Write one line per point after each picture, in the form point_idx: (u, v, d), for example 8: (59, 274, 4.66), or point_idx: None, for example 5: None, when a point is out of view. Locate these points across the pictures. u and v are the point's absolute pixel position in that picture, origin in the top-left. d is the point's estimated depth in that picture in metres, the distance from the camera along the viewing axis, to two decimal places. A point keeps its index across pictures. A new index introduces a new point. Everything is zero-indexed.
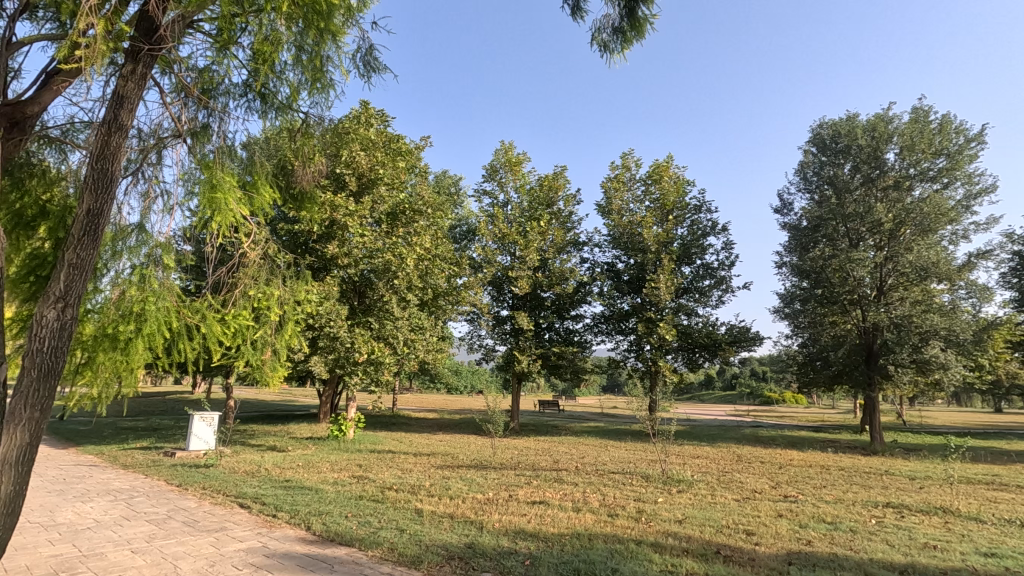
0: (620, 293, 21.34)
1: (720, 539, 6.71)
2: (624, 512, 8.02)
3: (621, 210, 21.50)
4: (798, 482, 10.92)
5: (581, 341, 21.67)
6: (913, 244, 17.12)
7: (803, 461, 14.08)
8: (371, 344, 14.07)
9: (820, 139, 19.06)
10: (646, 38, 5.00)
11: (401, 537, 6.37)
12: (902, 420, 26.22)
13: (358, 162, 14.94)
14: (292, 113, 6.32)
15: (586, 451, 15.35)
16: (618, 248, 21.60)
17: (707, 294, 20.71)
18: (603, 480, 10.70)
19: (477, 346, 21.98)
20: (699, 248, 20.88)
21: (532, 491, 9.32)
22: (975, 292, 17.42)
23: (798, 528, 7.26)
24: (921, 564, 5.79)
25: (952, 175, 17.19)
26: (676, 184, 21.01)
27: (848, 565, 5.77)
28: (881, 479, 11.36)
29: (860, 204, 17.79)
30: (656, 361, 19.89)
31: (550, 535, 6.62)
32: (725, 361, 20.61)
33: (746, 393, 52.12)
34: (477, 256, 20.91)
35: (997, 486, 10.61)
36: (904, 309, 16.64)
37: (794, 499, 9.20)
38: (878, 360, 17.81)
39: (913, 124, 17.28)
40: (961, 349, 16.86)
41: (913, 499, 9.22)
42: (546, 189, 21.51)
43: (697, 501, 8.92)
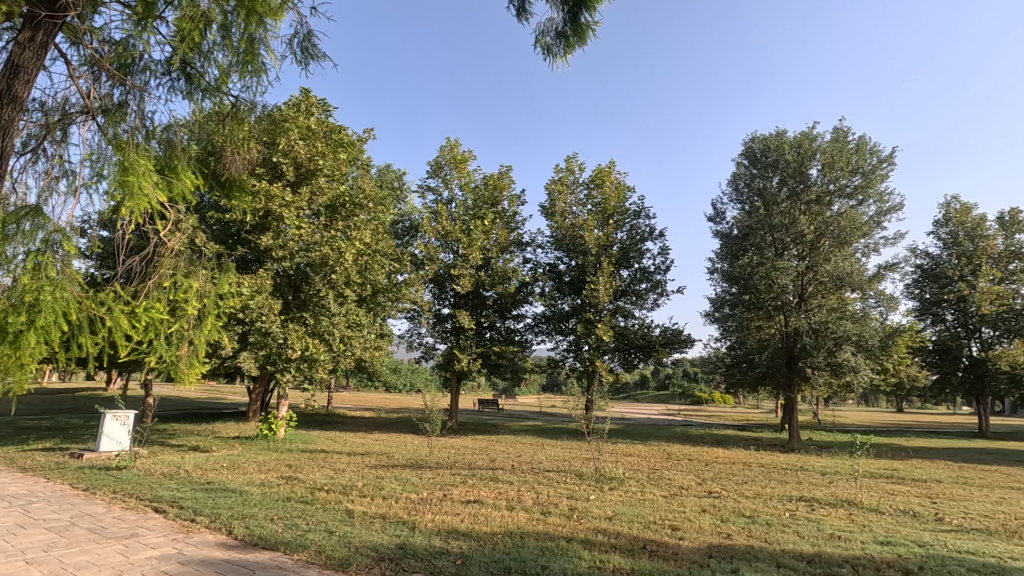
0: (561, 294, 21.64)
1: (647, 534, 6.95)
2: (557, 509, 8.15)
3: (564, 212, 21.75)
4: (722, 478, 11.49)
5: (522, 340, 21.84)
6: (830, 255, 18.27)
7: (727, 458, 14.77)
8: (306, 340, 13.57)
9: (752, 153, 20.11)
10: (588, 45, 5.09)
11: (330, 539, 6.18)
12: (818, 419, 28.14)
13: (297, 151, 14.38)
14: (221, 96, 6.03)
15: (524, 450, 15.48)
16: (561, 249, 21.91)
17: (644, 297, 21.37)
18: (539, 478, 10.82)
19: (417, 344, 21.69)
20: (637, 252, 21.53)
21: (466, 491, 9.29)
22: (883, 301, 18.87)
23: (720, 523, 7.62)
24: (827, 554, 6.21)
25: (866, 193, 18.52)
26: (617, 189, 21.55)
27: (763, 556, 6.10)
28: (795, 474, 12.10)
29: (785, 216, 18.90)
30: (594, 361, 20.28)
31: (483, 535, 6.62)
32: (658, 362, 21.31)
33: (678, 393, 54.28)
34: (419, 252, 20.60)
35: (896, 480, 11.56)
36: (821, 316, 17.81)
37: (718, 494, 9.67)
38: (798, 362, 18.92)
39: (834, 143, 18.48)
40: (870, 353, 18.23)
41: (824, 493, 9.89)
42: (491, 189, 21.50)
43: (627, 498, 9.19)
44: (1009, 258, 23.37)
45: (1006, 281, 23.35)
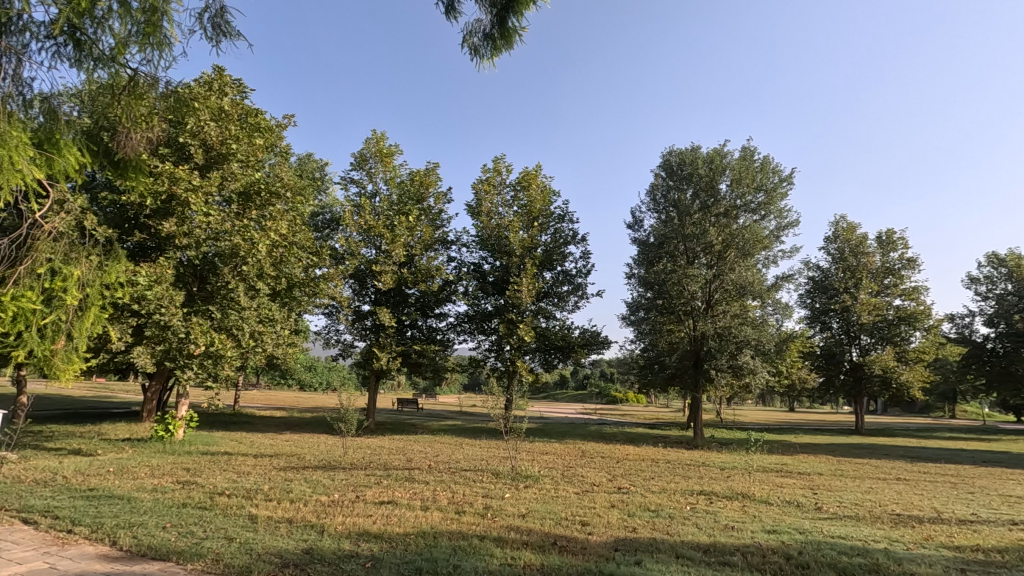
0: (484, 294, 21.75)
1: (557, 530, 7.14)
2: (472, 508, 8.19)
3: (490, 212, 21.82)
4: (631, 474, 12.02)
5: (444, 339, 21.68)
6: (736, 265, 19.58)
7: (637, 455, 15.45)
8: (211, 335, 12.67)
9: (669, 165, 21.21)
10: (514, 49, 5.15)
11: (229, 546, 5.84)
12: (720, 418, 30.12)
13: (207, 133, 13.42)
14: (117, 67, 5.53)
15: (441, 449, 15.41)
16: (485, 249, 22.00)
17: (565, 299, 21.92)
18: (455, 478, 10.81)
19: (334, 341, 20.93)
20: (560, 255, 22.00)
21: (380, 492, 9.09)
22: (779, 309, 20.48)
23: (627, 517, 7.97)
24: (720, 543, 6.67)
25: (768, 209, 20.07)
26: (542, 193, 21.94)
27: (664, 547, 6.44)
28: (698, 470, 12.89)
29: (697, 227, 20.08)
30: (515, 361, 20.50)
31: (395, 536, 6.52)
32: (577, 362, 21.88)
33: (595, 394, 56.07)
34: (340, 246, 19.86)
35: (784, 473, 12.63)
36: (725, 321, 19.11)
37: (626, 490, 10.09)
38: (704, 364, 19.87)
39: (742, 161, 19.87)
40: (766, 357, 19.75)
41: (721, 487, 10.60)
42: (417, 184, 21.16)
43: (541, 495, 9.38)
44: (885, 273, 26.26)
45: (882, 294, 26.20)
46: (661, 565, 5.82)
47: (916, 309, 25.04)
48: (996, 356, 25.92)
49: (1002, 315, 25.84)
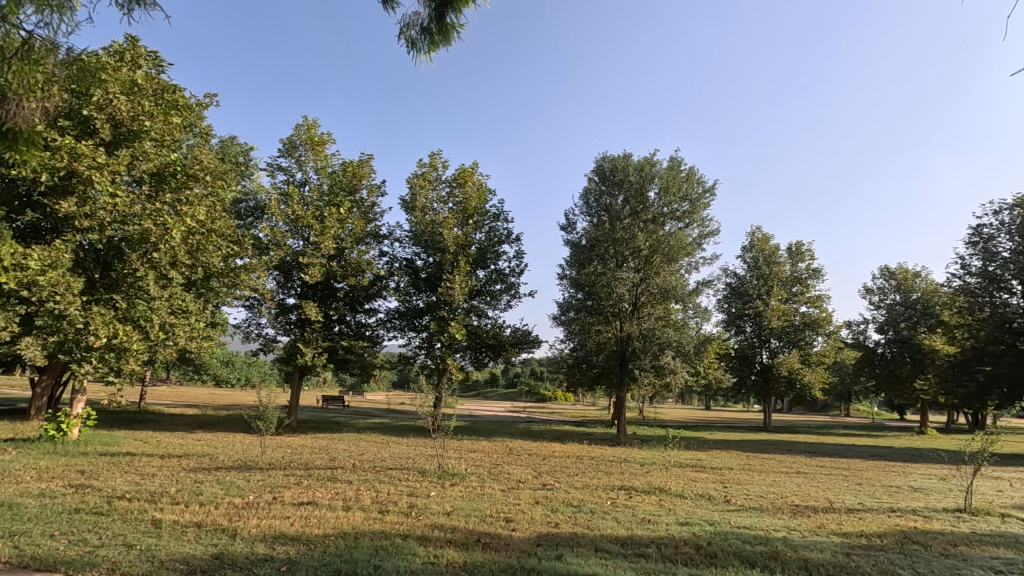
0: (416, 291, 21.47)
1: (482, 527, 7.17)
2: (395, 507, 8.06)
3: (425, 208, 21.53)
4: (556, 471, 12.29)
5: (373, 335, 21.19)
6: (661, 270, 20.47)
7: (562, 452, 15.79)
8: (115, 326, 11.68)
9: (602, 171, 21.82)
10: (452, 46, 5.12)
11: (128, 554, 5.42)
12: (642, 415, 31.40)
13: (116, 107, 12.32)
14: (9, 28, 5.01)
15: (366, 448, 15.06)
16: (418, 245, 21.67)
17: (497, 298, 21.93)
18: (380, 476, 10.61)
19: (254, 336, 19.89)
20: (494, 254, 22.05)
21: (299, 492, 8.76)
22: (699, 313, 21.52)
23: (550, 513, 8.15)
24: (636, 536, 6.96)
25: (692, 218, 21.12)
26: (478, 191, 21.91)
27: (584, 542, 6.64)
28: (619, 466, 13.38)
29: (627, 231, 20.78)
30: (445, 358, 20.36)
31: (314, 538, 6.30)
32: (507, 360, 22.01)
33: (525, 391, 56.73)
34: (264, 236, 18.86)
35: (698, 468, 13.37)
36: (650, 323, 19.92)
37: (550, 487, 10.32)
38: (628, 365, 20.73)
39: (670, 171, 20.78)
40: (686, 358, 20.77)
41: (641, 482, 11.06)
42: (350, 176, 20.52)
43: (467, 493, 9.40)
44: (793, 282, 28.35)
45: (790, 300, 28.26)
46: (581, 558, 5.99)
47: (819, 316, 27.19)
48: (885, 360, 28.61)
49: (891, 323, 28.57)
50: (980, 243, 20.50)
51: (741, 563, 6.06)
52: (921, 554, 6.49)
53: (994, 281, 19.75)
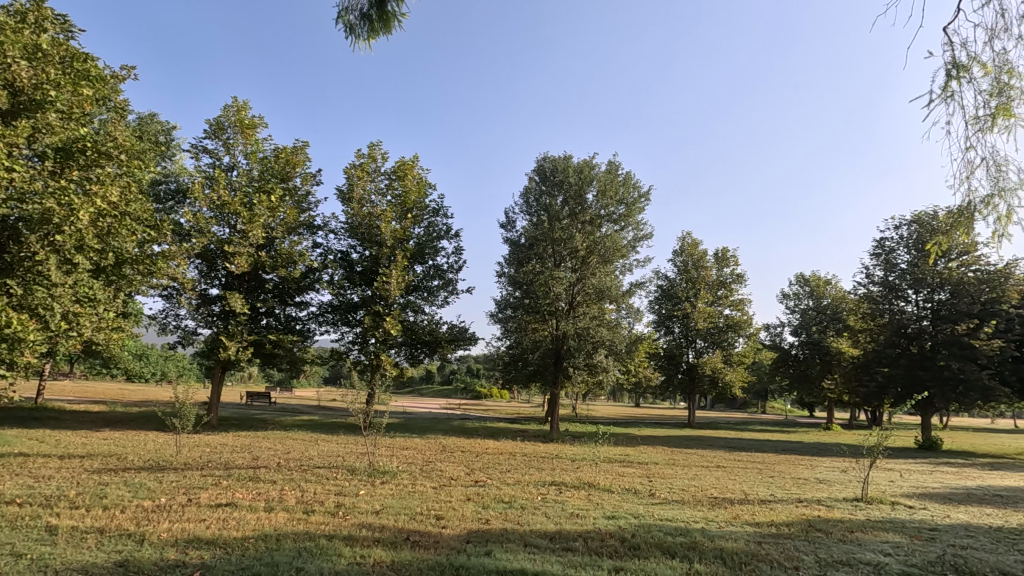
0: (350, 285, 20.88)
1: (411, 525, 7.08)
2: (322, 507, 7.79)
3: (362, 199, 20.92)
4: (489, 467, 12.33)
5: (303, 330, 20.43)
6: (597, 271, 20.96)
7: (496, 449, 15.88)
8: (9, 315, 10.54)
9: (543, 170, 22.06)
10: (392, 34, 4.97)
11: (15, 565, 4.94)
12: (574, 412, 32.18)
13: (16, 73, 10.94)
14: None
15: (293, 446, 14.50)
16: (354, 237, 21.06)
17: (434, 294, 21.72)
18: (306, 475, 10.23)
19: (172, 327, 18.66)
20: (432, 249, 21.77)
21: (217, 493, 8.29)
22: (632, 313, 22.20)
23: (481, 509, 8.15)
24: (564, 530, 7.09)
25: (627, 221, 21.80)
26: (417, 184, 21.59)
27: (514, 537, 6.69)
28: (551, 462, 13.63)
29: (565, 232, 21.12)
30: (379, 354, 19.92)
31: (231, 541, 5.98)
32: (443, 357, 21.79)
33: (460, 388, 56.54)
34: (185, 222, 17.71)
35: (625, 463, 13.83)
36: (584, 322, 20.38)
37: (483, 483, 10.35)
38: (562, 363, 21.11)
39: (608, 174, 21.36)
40: (618, 356, 21.39)
41: (571, 477, 11.29)
42: (282, 162, 19.64)
43: (397, 491, 9.25)
44: (718, 286, 29.96)
45: (716, 303, 29.78)
46: (510, 553, 6.04)
47: (741, 318, 28.79)
48: (798, 360, 30.69)
49: (804, 326, 30.68)
50: (882, 256, 22.28)
51: (662, 554, 6.31)
52: (823, 540, 7.02)
53: (893, 290, 21.45)
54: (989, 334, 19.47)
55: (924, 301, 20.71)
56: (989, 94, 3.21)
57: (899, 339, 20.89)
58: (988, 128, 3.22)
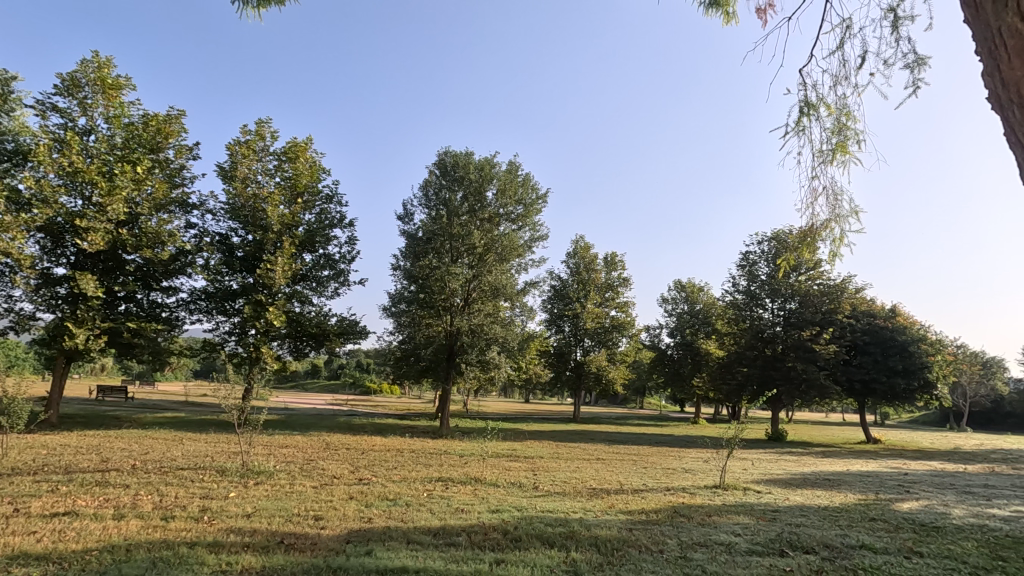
0: (229, 271, 19.27)
1: (286, 528, 6.70)
2: (184, 512, 7.12)
3: (246, 179, 19.37)
4: (374, 465, 12.01)
5: (170, 318, 18.60)
6: (493, 268, 21.17)
7: (382, 445, 15.49)
8: None
9: (444, 165, 21.86)
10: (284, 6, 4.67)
11: None
12: (465, 408, 32.39)
13: None
14: None
15: (153, 446, 13.10)
16: (235, 219, 19.44)
17: (324, 284, 20.70)
18: (167, 478, 9.29)
19: (3, 310, 16.02)
20: (323, 237, 20.73)
21: (53, 501, 7.26)
22: (525, 312, 22.74)
23: (364, 508, 7.92)
24: (449, 526, 7.11)
25: (525, 221, 22.31)
26: (310, 168, 20.46)
27: (396, 535, 6.57)
28: (438, 458, 13.58)
29: (463, 228, 21.11)
30: (259, 346, 18.57)
31: (68, 554, 5.27)
32: (330, 351, 20.85)
33: (348, 382, 54.44)
34: (25, 189, 15.24)
35: (512, 457, 14.15)
36: (478, 319, 20.55)
37: (367, 481, 10.07)
38: (455, 359, 21.10)
39: (508, 174, 21.74)
40: (509, 353, 21.77)
41: (458, 473, 11.32)
42: (153, 131, 17.65)
43: (273, 492, 8.70)
44: (606, 288, 31.66)
45: (603, 304, 31.44)
46: (391, 552, 5.93)
47: (625, 319, 30.60)
48: (673, 360, 33.26)
49: (679, 329, 33.36)
50: (746, 267, 24.78)
51: (541, 544, 6.54)
52: (684, 524, 7.68)
53: (754, 298, 23.96)
54: (827, 340, 22.43)
55: (778, 309, 23.37)
56: (831, 132, 3.70)
57: (757, 342, 23.38)
58: (829, 162, 3.71)
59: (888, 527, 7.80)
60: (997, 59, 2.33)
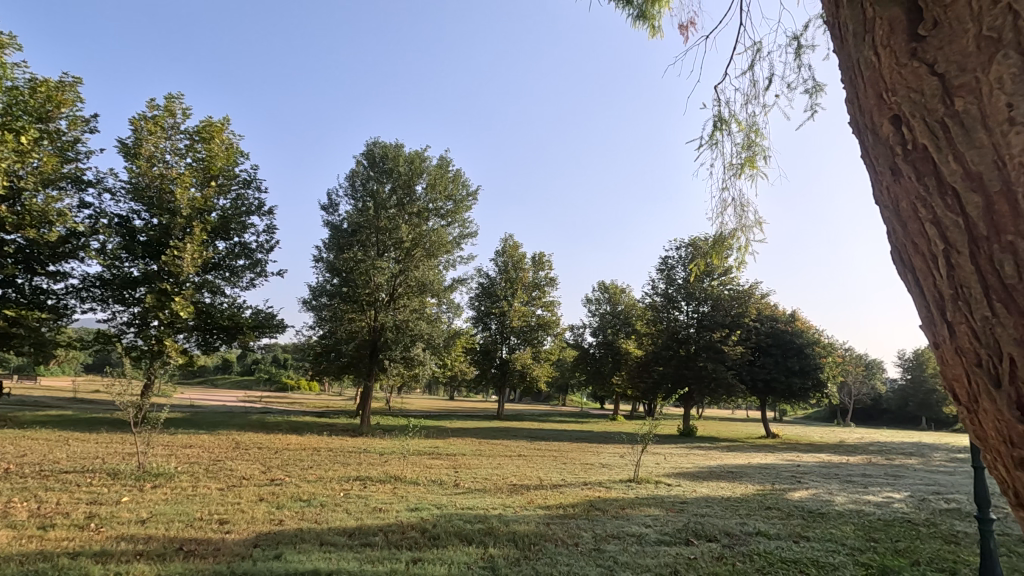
0: (129, 256, 17.71)
1: (186, 533, 6.26)
2: (67, 520, 6.47)
3: (153, 157, 17.87)
4: (288, 464, 11.50)
5: (57, 306, 16.98)
6: (420, 263, 20.85)
7: (298, 444, 14.86)
8: None
9: (372, 156, 21.28)
10: None
11: None
12: (388, 404, 31.80)
13: None
14: None
15: (32, 446, 11.81)
16: (138, 201, 17.85)
17: (238, 274, 19.56)
18: (48, 482, 8.40)
19: None
20: (239, 225, 19.55)
21: None
22: (452, 308, 22.63)
23: (274, 510, 7.55)
24: (365, 526, 6.93)
25: (454, 218, 22.25)
26: (226, 150, 19.28)
27: (309, 537, 6.32)
28: (357, 456, 13.22)
29: (390, 221, 20.67)
30: (162, 339, 17.21)
31: None
32: (243, 346, 19.75)
33: (263, 378, 51.78)
34: None
35: (434, 455, 14.04)
36: (404, 314, 20.22)
37: (279, 481, 9.61)
38: (378, 355, 20.62)
39: (438, 169, 21.60)
40: (435, 350, 21.55)
41: (377, 471, 11.07)
42: (43, 98, 15.96)
43: (173, 495, 8.10)
44: (534, 287, 32.20)
45: (530, 303, 31.92)
46: (302, 554, 5.69)
47: (551, 318, 31.26)
48: (595, 358, 34.37)
49: (602, 328, 34.53)
50: (665, 271, 26.04)
51: (459, 541, 6.53)
52: (599, 518, 7.94)
53: (671, 301, 25.24)
54: (735, 341, 24.05)
55: (693, 312, 24.76)
56: (742, 147, 3.95)
57: (672, 342, 24.66)
58: (739, 174, 3.96)
59: (781, 515, 8.46)
60: (856, 92, 1.57)
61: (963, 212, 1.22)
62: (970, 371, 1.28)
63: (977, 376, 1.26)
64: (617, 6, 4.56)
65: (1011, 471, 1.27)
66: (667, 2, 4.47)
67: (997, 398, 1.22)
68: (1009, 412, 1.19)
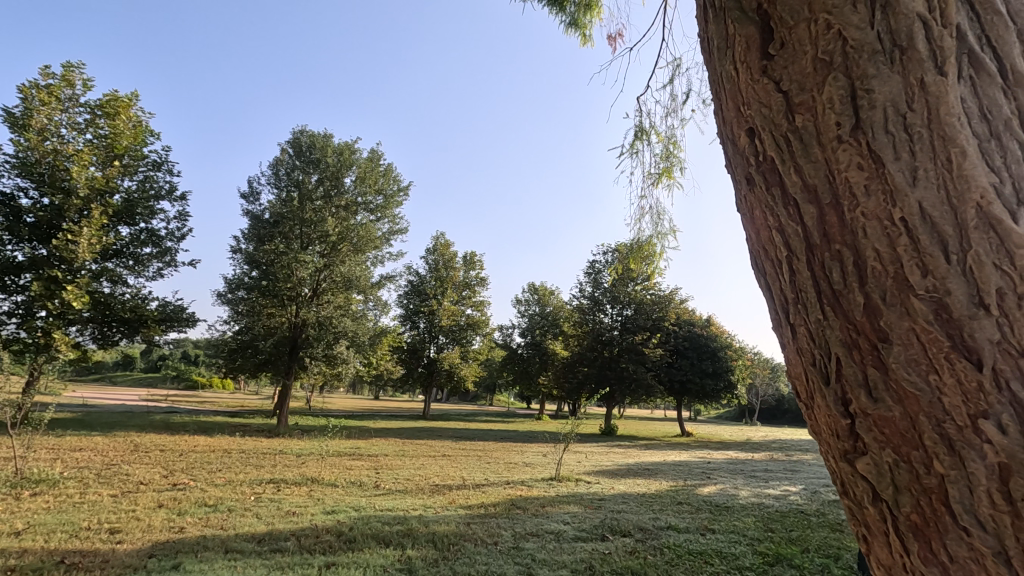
0: (13, 238, 15.92)
1: (70, 545, 5.69)
2: None
3: (46, 130, 16.13)
4: (193, 467, 10.76)
5: None
6: (346, 258, 20.14)
7: (206, 446, 13.95)
8: None
9: (298, 144, 20.40)
10: None
11: None
12: (308, 404, 30.53)
13: None
14: None
15: None
16: (26, 177, 16.05)
17: (144, 263, 18.09)
18: None
19: None
20: (146, 210, 18.09)
21: None
22: (378, 306, 22.06)
23: (174, 517, 7.02)
24: (275, 531, 6.61)
25: (383, 213, 21.76)
26: (133, 129, 17.76)
27: (212, 545, 5.94)
28: (272, 458, 12.59)
29: (316, 213, 19.86)
30: (51, 331, 15.60)
31: None
32: (147, 340, 18.28)
33: (169, 376, 48.16)
34: None
35: (354, 456, 13.63)
36: (328, 311, 19.50)
37: (182, 486, 8.98)
38: (298, 352, 19.73)
39: (368, 163, 21.04)
40: (359, 348, 20.92)
41: (292, 473, 10.59)
42: None
43: (56, 503, 7.34)
44: (463, 286, 32.14)
45: (459, 303, 31.77)
46: (204, 564, 5.34)
47: (480, 318, 31.28)
48: (522, 358, 34.73)
49: (530, 329, 34.99)
50: (592, 275, 26.77)
51: (377, 544, 6.38)
52: (519, 516, 8.03)
53: (597, 304, 25.99)
54: (655, 343, 25.14)
55: (617, 315, 25.59)
56: (660, 157, 4.11)
57: (597, 344, 25.39)
58: (655, 183, 4.12)
59: (690, 509, 8.91)
60: (719, 106, 1.63)
61: (801, 222, 1.33)
62: (807, 370, 1.39)
63: (813, 373, 1.37)
64: (550, 11, 4.62)
65: (837, 461, 1.39)
66: (598, 13, 4.61)
67: (826, 393, 1.33)
68: (834, 407, 1.31)
